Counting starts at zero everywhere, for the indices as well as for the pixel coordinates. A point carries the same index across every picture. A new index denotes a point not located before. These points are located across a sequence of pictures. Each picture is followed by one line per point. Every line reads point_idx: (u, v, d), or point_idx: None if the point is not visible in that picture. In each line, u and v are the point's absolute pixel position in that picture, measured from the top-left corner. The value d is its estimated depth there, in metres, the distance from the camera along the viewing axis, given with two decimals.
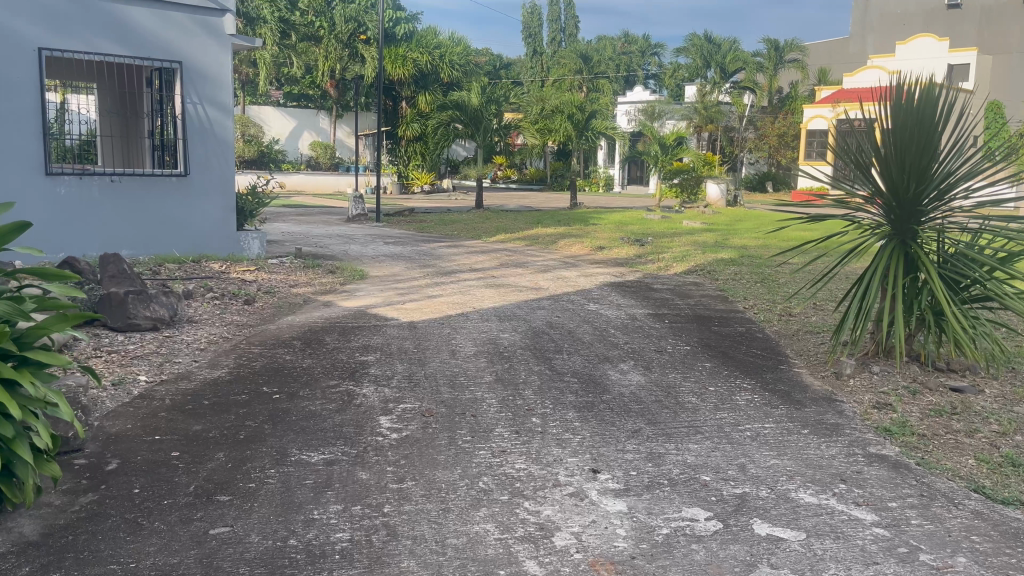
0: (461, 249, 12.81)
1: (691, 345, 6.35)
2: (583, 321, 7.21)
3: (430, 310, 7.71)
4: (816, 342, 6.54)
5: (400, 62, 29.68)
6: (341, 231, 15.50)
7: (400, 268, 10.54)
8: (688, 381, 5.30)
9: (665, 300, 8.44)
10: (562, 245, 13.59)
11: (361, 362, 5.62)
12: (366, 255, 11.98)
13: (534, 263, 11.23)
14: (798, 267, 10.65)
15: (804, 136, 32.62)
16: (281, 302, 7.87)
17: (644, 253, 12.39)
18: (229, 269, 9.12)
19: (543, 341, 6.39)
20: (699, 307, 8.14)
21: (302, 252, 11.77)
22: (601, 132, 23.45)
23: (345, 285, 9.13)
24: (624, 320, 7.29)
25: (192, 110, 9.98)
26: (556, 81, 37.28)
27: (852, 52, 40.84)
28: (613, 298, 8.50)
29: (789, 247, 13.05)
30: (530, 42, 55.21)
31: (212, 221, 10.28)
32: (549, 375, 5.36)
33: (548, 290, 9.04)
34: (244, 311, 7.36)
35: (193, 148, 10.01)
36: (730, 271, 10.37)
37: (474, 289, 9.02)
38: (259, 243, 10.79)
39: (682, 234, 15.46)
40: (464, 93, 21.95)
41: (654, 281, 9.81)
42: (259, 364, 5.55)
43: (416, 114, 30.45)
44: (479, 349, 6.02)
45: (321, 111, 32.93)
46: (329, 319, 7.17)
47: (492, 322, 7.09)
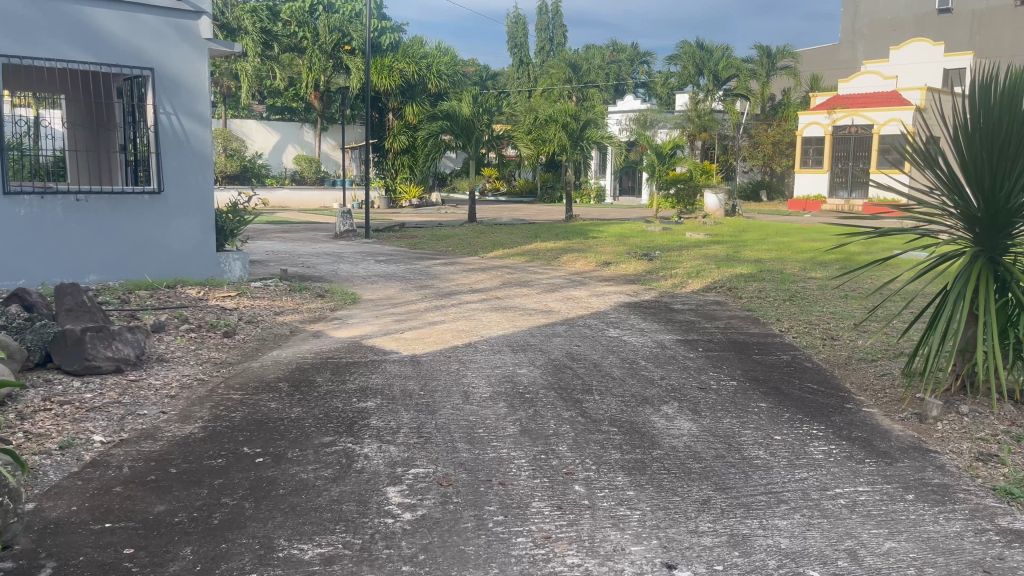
0: (459, 267, 11.99)
1: (736, 381, 5.55)
2: (607, 350, 6.40)
3: (432, 339, 6.88)
4: (876, 374, 5.76)
5: (387, 72, 28.87)
6: (329, 249, 14.66)
7: (396, 289, 9.70)
8: (747, 430, 4.49)
9: (691, 324, 7.66)
10: (565, 260, 12.79)
11: (360, 410, 4.78)
12: (356, 275, 11.12)
13: (539, 281, 10.42)
14: (825, 283, 9.88)
15: (799, 143, 32.08)
16: (266, 333, 7.02)
17: (654, 268, 11.61)
18: (208, 296, 8.26)
19: (567, 376, 5.58)
20: (731, 332, 7.36)
21: (288, 274, 10.91)
22: (595, 142, 22.74)
23: (336, 311, 8.29)
24: (653, 350, 6.49)
25: (166, 121, 9.13)
26: (545, 91, 36.66)
27: (842, 59, 40.39)
28: (633, 322, 7.70)
29: (807, 259, 12.29)
30: (515, 52, 54.66)
31: (189, 242, 9.41)
32: (583, 423, 4.54)
33: (560, 313, 8.24)
34: (223, 345, 6.50)
35: (168, 163, 9.17)
36: (753, 288, 9.66)
37: (479, 313, 8.19)
38: (241, 264, 9.99)
39: (689, 246, 14.71)
40: (454, 103, 21.19)
41: (674, 301, 9.02)
42: (239, 415, 4.70)
43: (404, 126, 29.72)
44: (495, 390, 5.20)
45: (306, 124, 32.07)
46: (320, 354, 6.33)
47: (505, 354, 6.27)
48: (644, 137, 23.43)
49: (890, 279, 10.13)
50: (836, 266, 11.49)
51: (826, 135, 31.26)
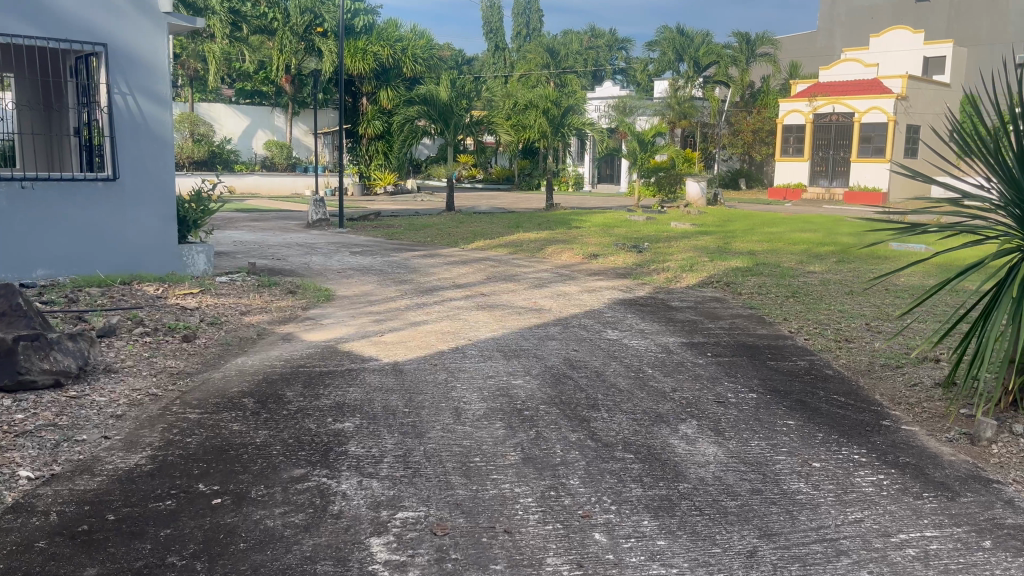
0: (439, 260, 11.36)
1: (756, 393, 4.99)
2: (608, 356, 5.83)
3: (416, 343, 6.26)
4: (907, 384, 5.23)
5: (361, 55, 27.98)
6: (301, 239, 13.94)
7: (373, 285, 9.05)
8: (782, 455, 3.94)
9: (694, 325, 7.11)
10: (550, 252, 12.20)
11: (336, 434, 4.14)
12: (331, 269, 10.45)
13: (526, 275, 9.82)
14: (828, 278, 9.39)
15: (780, 131, 31.75)
16: (231, 336, 6.34)
17: (645, 261, 11.06)
18: (167, 293, 7.55)
19: (568, 389, 4.99)
20: (739, 333, 6.80)
21: (257, 268, 10.21)
22: (577, 129, 22.10)
23: (308, 309, 7.64)
24: (659, 355, 5.91)
25: (120, 102, 8.37)
26: (523, 76, 35.92)
27: (820, 46, 40.05)
28: (631, 322, 7.12)
29: (801, 251, 11.83)
30: (492, 36, 53.70)
31: (146, 234, 8.68)
32: (594, 449, 3.96)
33: (552, 312, 7.65)
34: (182, 351, 5.82)
35: (123, 148, 8.41)
36: (752, 283, 9.15)
37: (465, 311, 7.58)
38: (205, 257, 9.26)
39: (678, 237, 14.20)
40: (432, 87, 20.41)
41: (672, 298, 8.47)
42: (195, 441, 4.04)
43: (379, 111, 28.92)
44: (490, 408, 4.60)
45: (276, 109, 31.10)
46: (291, 361, 5.68)
47: (495, 362, 5.66)
48: (626, 123, 22.80)
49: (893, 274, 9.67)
50: (834, 259, 11.02)
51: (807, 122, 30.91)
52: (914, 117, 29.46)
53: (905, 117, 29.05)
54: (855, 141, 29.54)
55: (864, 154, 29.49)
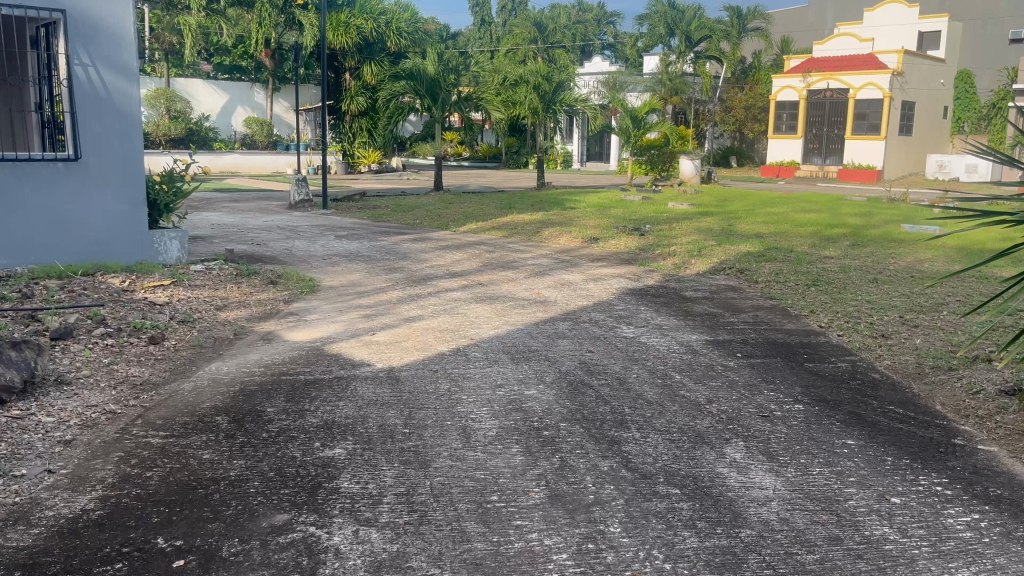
0: (430, 245, 10.71)
1: (804, 405, 4.39)
2: (628, 360, 5.20)
3: (412, 344, 5.60)
4: (968, 392, 4.65)
5: (343, 28, 27.08)
6: (283, 221, 13.24)
7: (362, 274, 8.39)
8: (853, 488, 3.35)
9: (715, 319, 6.50)
10: (548, 236, 11.59)
11: (325, 465, 3.50)
12: (315, 255, 9.75)
13: (525, 262, 9.21)
14: (847, 264, 8.81)
15: (773, 108, 31.15)
16: (205, 337, 5.66)
17: (648, 246, 10.49)
18: (134, 286, 6.84)
19: (590, 401, 4.36)
20: (766, 329, 6.19)
21: (234, 254, 9.48)
22: (568, 106, 21.35)
23: (290, 302, 6.98)
24: (684, 358, 5.29)
25: (81, 74, 7.60)
26: (510, 51, 35.07)
27: (811, 21, 39.33)
28: (646, 317, 6.50)
29: (811, 234, 11.30)
30: (477, 10, 52.55)
31: (114, 219, 7.93)
32: (632, 483, 3.35)
33: (558, 304, 7.02)
34: (148, 357, 5.13)
35: (86, 125, 7.66)
36: (768, 270, 8.57)
37: (463, 304, 6.94)
38: (179, 243, 8.52)
39: (679, 219, 13.63)
40: (418, 61, 19.62)
41: (685, 287, 7.87)
42: (157, 476, 3.39)
43: (362, 87, 28.06)
44: (502, 427, 3.96)
45: (257, 85, 30.02)
46: (272, 367, 5.01)
47: (502, 366, 5.03)
48: (618, 99, 22.08)
49: (913, 259, 9.12)
50: (847, 242, 10.45)
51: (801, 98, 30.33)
52: (909, 93, 28.96)
53: (900, 93, 28.54)
54: (849, 117, 29.03)
55: (858, 131, 28.99)
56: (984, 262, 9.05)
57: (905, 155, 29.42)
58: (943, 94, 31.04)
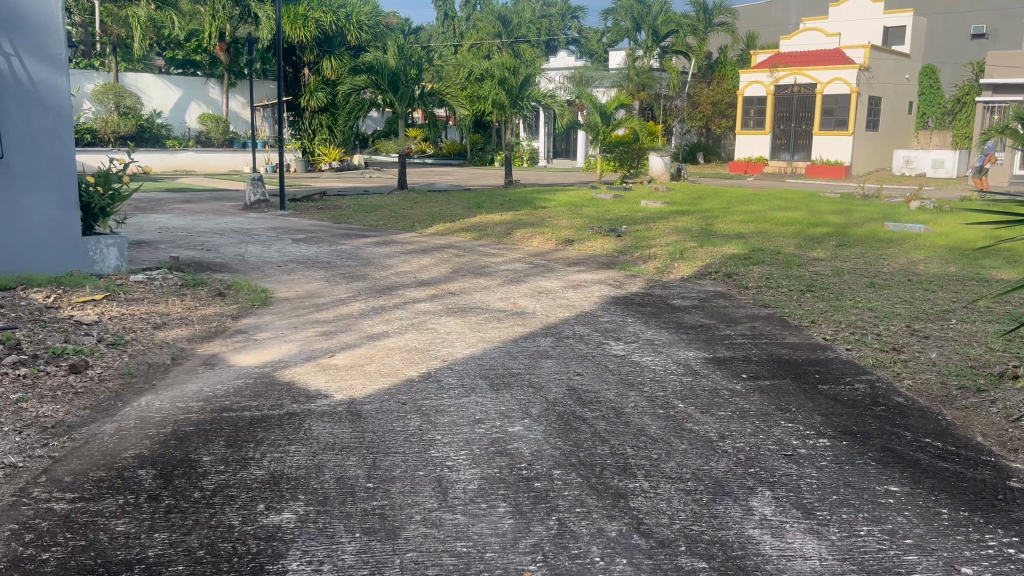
0: (395, 249, 10.07)
1: (830, 439, 3.81)
2: (622, 385, 4.58)
3: (376, 368, 4.94)
4: (1007, 419, 4.13)
5: (300, 21, 26.03)
6: (237, 223, 12.45)
7: (321, 283, 7.70)
8: (914, 555, 2.78)
9: (710, 332, 5.93)
10: (520, 238, 10.99)
11: (270, 537, 2.83)
12: (270, 262, 9.04)
13: (498, 268, 8.60)
14: (839, 267, 8.34)
15: (740, 103, 30.87)
16: (136, 363, 4.92)
17: (627, 248, 9.97)
18: (61, 302, 6.05)
19: (586, 441, 3.73)
20: (767, 343, 5.63)
21: (180, 262, 8.71)
22: (536, 101, 20.70)
23: (238, 317, 6.27)
24: (685, 381, 4.69)
25: (3, 64, 6.78)
26: (474, 46, 34.32)
27: (775, 17, 39.20)
28: (635, 330, 5.91)
29: (794, 234, 10.83)
30: (440, 5, 51.60)
31: (42, 225, 7.11)
32: (648, 555, 2.74)
33: (537, 316, 6.40)
34: (65, 391, 4.39)
35: (9, 120, 6.85)
36: (756, 274, 8.07)
37: (432, 318, 6.28)
38: (118, 251, 7.67)
39: (655, 218, 13.15)
40: (379, 54, 18.81)
41: (672, 294, 7.31)
42: (56, 560, 2.70)
43: (321, 83, 27.10)
44: (486, 479, 3.31)
45: (211, 80, 28.89)
46: (213, 401, 4.29)
47: (479, 396, 4.38)
48: (586, 94, 21.53)
49: (906, 260, 8.68)
50: (834, 242, 10.00)
51: (768, 94, 30.11)
52: (876, 88, 28.88)
53: (867, 89, 28.44)
54: (817, 113, 28.87)
55: (826, 127, 28.85)
56: (978, 263, 8.64)
57: (872, 151, 29.36)
58: (908, 90, 31.06)
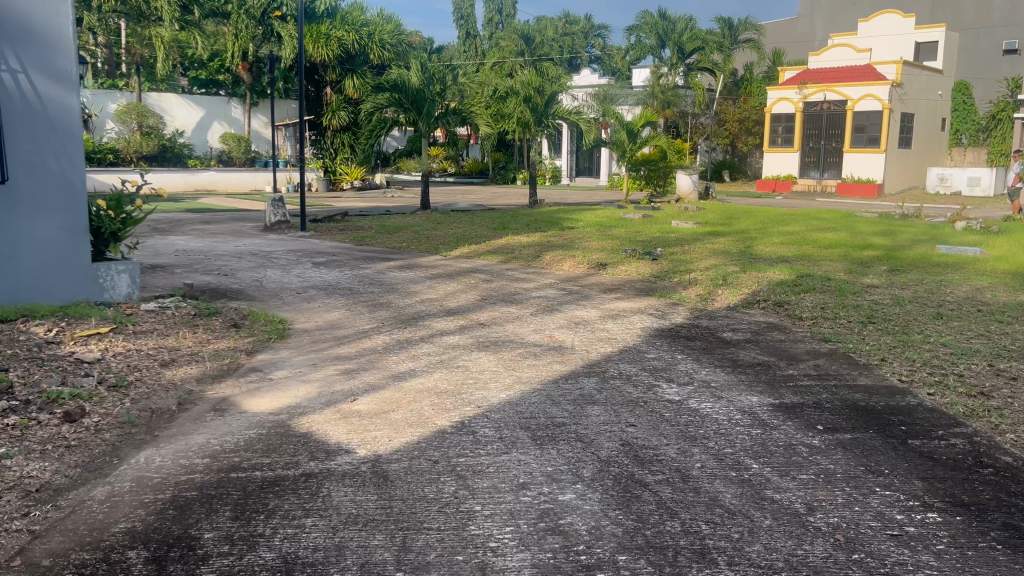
0: (420, 273, 9.59)
1: (940, 514, 3.23)
2: (683, 439, 4.02)
3: (403, 416, 4.40)
4: None
5: (323, 39, 25.78)
6: (256, 245, 12.04)
7: (343, 312, 7.22)
8: None
9: (771, 372, 5.35)
10: (550, 261, 10.49)
11: None
12: (288, 288, 8.59)
13: (530, 296, 8.09)
14: (898, 295, 7.75)
15: (768, 120, 30.28)
16: (136, 410, 4.42)
17: (665, 272, 9.44)
18: (62, 336, 5.59)
19: (651, 514, 3.19)
20: (837, 386, 5.05)
21: (196, 288, 8.27)
22: (561, 118, 20.27)
23: (254, 353, 5.78)
24: (753, 435, 4.12)
25: (8, 81, 6.39)
26: (497, 64, 34.10)
27: (801, 33, 38.61)
28: (687, 370, 5.37)
29: (840, 258, 10.23)
30: (463, 23, 51.62)
31: (47, 251, 6.68)
32: None
33: (576, 351, 5.85)
34: (56, 444, 3.89)
35: (14, 141, 6.44)
36: (811, 303, 7.48)
37: (464, 354, 5.75)
38: (129, 278, 7.18)
39: (690, 239, 12.61)
40: (402, 71, 18.40)
41: (721, 326, 6.75)
42: None
43: (343, 101, 26.85)
44: (538, 567, 2.78)
45: (233, 99, 28.68)
46: (221, 458, 3.78)
47: (522, 454, 3.83)
48: (612, 111, 21.03)
49: (969, 287, 8.07)
50: (886, 267, 9.39)
51: (797, 111, 29.49)
52: (908, 104, 28.19)
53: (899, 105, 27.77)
54: (848, 130, 28.20)
55: (857, 144, 28.16)
56: None
57: (905, 169, 28.64)
58: (941, 106, 30.34)
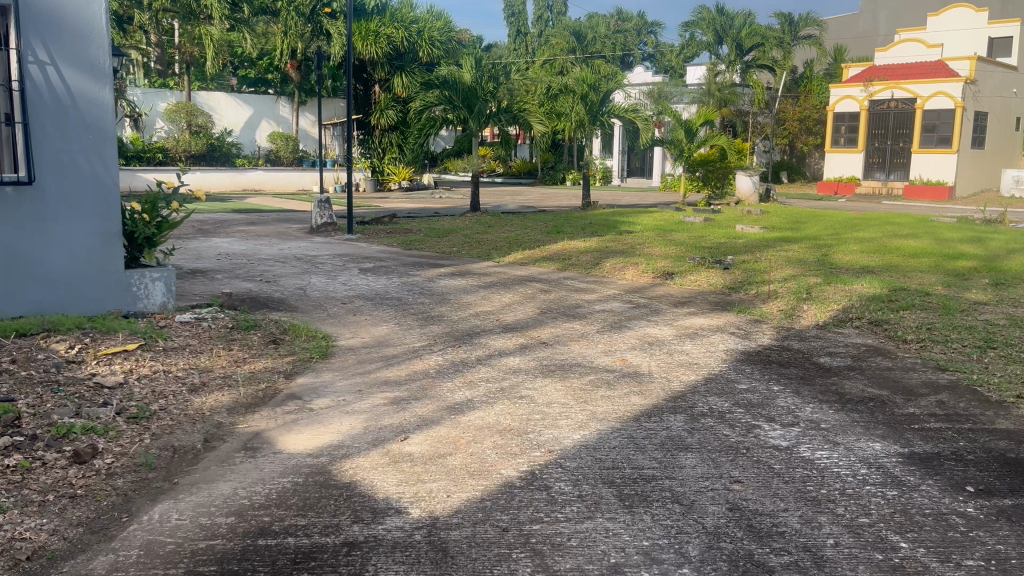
0: (472, 282, 8.95)
1: None
2: (806, 504, 3.28)
3: (462, 462, 3.73)
4: None
5: (372, 37, 25.45)
6: (301, 249, 11.54)
7: (391, 327, 6.59)
8: None
9: (889, 410, 4.55)
10: (612, 269, 9.78)
11: None
12: (335, 297, 8.02)
13: (594, 309, 7.39)
14: (1012, 314, 6.87)
15: (830, 119, 29.01)
16: (156, 449, 3.85)
17: (740, 284, 8.65)
18: (85, 354, 5.06)
19: None
20: (973, 430, 4.24)
21: (235, 297, 7.74)
22: (617, 116, 19.49)
23: (293, 376, 5.19)
24: (891, 499, 3.35)
25: (37, 74, 5.87)
26: (549, 62, 33.43)
27: (863, 29, 37.15)
28: (788, 406, 4.61)
29: (933, 269, 9.33)
30: (512, 21, 50.96)
31: (75, 258, 6.17)
32: None
33: (655, 380, 5.12)
34: (59, 495, 3.32)
35: (43, 140, 5.93)
36: (913, 322, 6.66)
37: (528, 382, 5.06)
38: (164, 286, 6.67)
39: (759, 246, 11.77)
40: (453, 68, 17.78)
41: (815, 351, 5.94)
42: None
43: (392, 100, 26.43)
44: None
45: (281, 98, 28.50)
46: (250, 518, 3.15)
47: (610, 521, 3.13)
48: (669, 109, 20.25)
49: None
50: (988, 280, 8.48)
51: (861, 109, 28.14)
52: (982, 102, 26.76)
53: (972, 103, 26.38)
54: (916, 130, 26.85)
55: (926, 144, 26.82)
56: None
57: (977, 170, 27.21)
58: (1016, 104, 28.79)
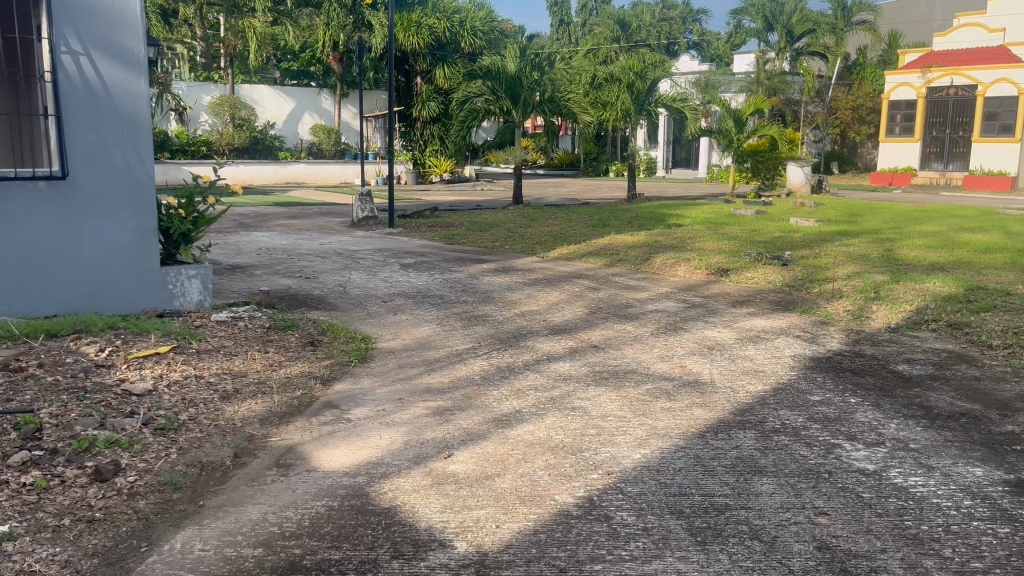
0: (517, 278, 8.59)
1: None
2: (907, 543, 2.87)
3: (512, 485, 3.38)
4: None
5: (414, 28, 25.22)
6: (343, 244, 11.31)
7: (434, 328, 6.26)
8: None
9: (985, 428, 4.09)
10: (663, 265, 9.34)
11: None
12: (375, 294, 7.73)
13: (647, 309, 6.98)
14: None
15: (885, 108, 28.03)
16: (182, 465, 3.58)
17: (801, 281, 8.15)
18: (116, 358, 4.82)
19: None
20: None
21: (274, 294, 7.51)
22: (664, 106, 19.04)
23: (330, 382, 4.89)
24: (1004, 538, 2.92)
25: (70, 65, 5.65)
26: (592, 51, 32.88)
27: (919, 13, 35.86)
28: (870, 422, 4.17)
29: (1008, 265, 8.73)
30: (556, 10, 50.49)
31: (109, 256, 5.96)
32: None
33: (720, 390, 4.71)
34: (75, 518, 3.05)
35: (77, 133, 5.72)
36: (997, 325, 6.13)
37: (581, 391, 4.68)
38: (201, 283, 6.41)
39: (817, 240, 11.24)
40: (496, 58, 17.42)
41: (891, 357, 5.46)
42: None
43: (434, 92, 26.17)
44: None
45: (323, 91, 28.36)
46: (280, 550, 2.85)
47: (681, 561, 2.76)
48: (718, 98, 19.67)
49: None
50: None
51: (918, 97, 27.23)
52: None
53: None
54: (977, 118, 25.75)
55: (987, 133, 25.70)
56: None
57: None
58: None
